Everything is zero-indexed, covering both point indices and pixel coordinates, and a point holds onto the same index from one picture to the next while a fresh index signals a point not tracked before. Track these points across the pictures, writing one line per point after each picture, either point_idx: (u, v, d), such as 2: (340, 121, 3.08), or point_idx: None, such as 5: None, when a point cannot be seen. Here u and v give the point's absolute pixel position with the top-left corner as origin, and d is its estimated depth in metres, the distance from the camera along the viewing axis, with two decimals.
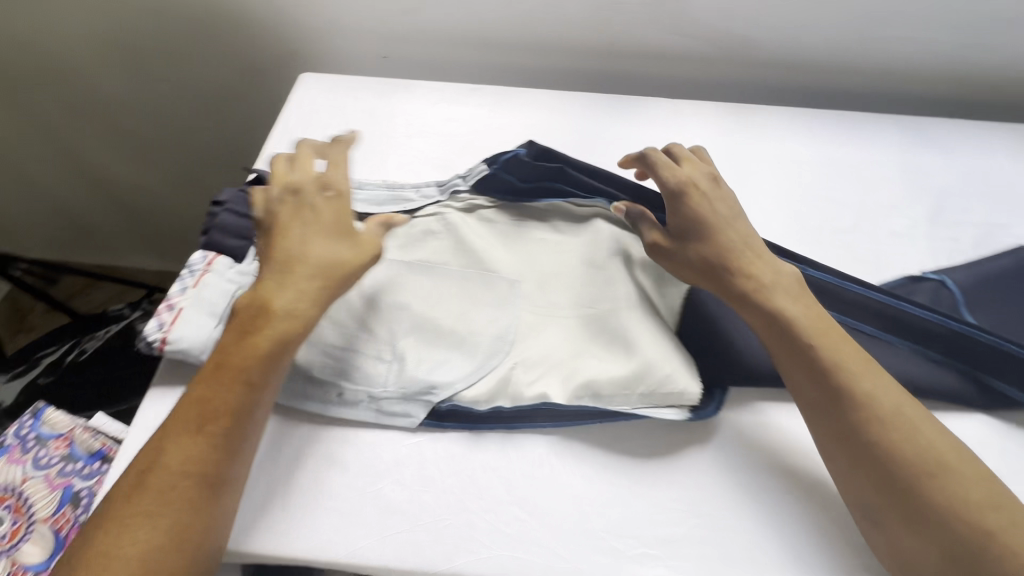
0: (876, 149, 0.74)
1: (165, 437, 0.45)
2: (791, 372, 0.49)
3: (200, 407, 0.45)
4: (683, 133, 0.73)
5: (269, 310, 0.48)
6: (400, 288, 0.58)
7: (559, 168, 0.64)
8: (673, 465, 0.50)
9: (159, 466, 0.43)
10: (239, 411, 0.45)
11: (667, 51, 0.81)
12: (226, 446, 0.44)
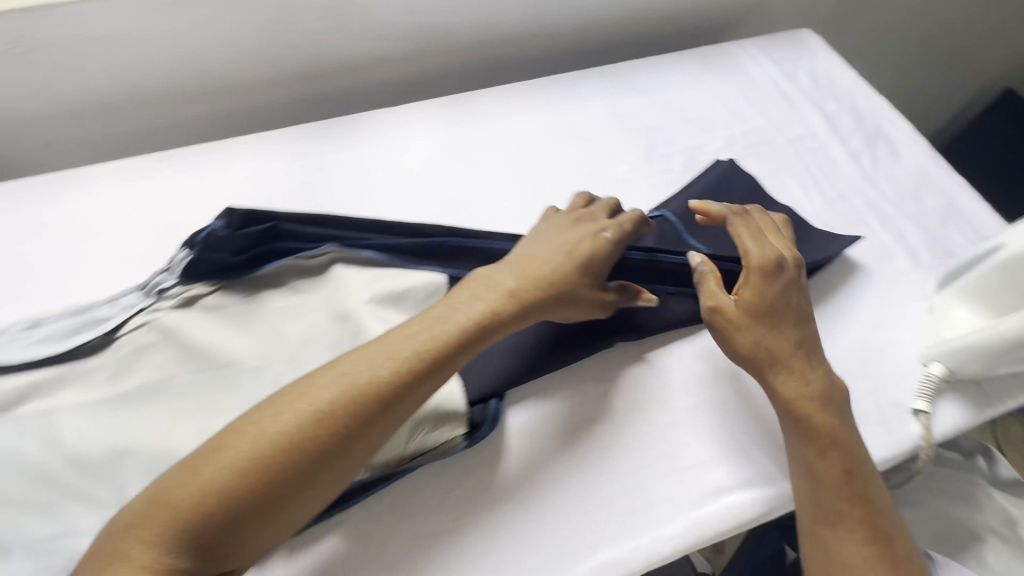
0: (586, 104, 0.78)
1: (343, 385, 0.42)
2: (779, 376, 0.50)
3: (368, 389, 0.42)
4: (405, 143, 0.71)
5: (503, 290, 0.49)
6: (117, 429, 0.49)
7: (274, 225, 0.58)
8: (466, 495, 0.49)
9: (300, 442, 0.40)
10: (409, 402, 0.44)
11: (370, 60, 0.78)
12: (330, 468, 0.41)
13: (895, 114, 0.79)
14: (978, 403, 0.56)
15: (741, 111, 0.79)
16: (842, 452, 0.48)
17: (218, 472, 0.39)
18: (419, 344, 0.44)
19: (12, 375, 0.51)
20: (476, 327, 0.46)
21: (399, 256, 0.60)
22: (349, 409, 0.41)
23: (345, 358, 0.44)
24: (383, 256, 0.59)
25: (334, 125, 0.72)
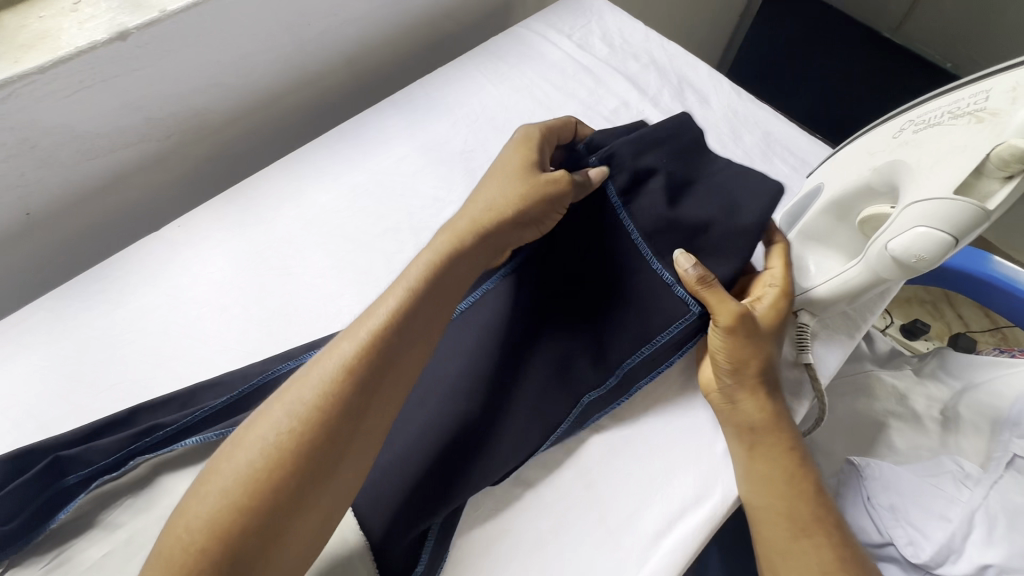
0: (386, 148, 0.68)
1: (319, 373, 0.38)
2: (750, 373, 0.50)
3: (344, 367, 0.39)
4: (187, 273, 0.59)
5: (425, 270, 0.44)
6: None
7: (60, 456, 0.45)
8: None
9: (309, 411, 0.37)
10: (373, 375, 0.39)
11: (106, 180, 0.62)
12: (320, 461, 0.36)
13: (690, 59, 0.79)
14: (843, 334, 0.58)
15: (550, 99, 0.74)
16: (794, 446, 0.49)
17: (198, 515, 0.34)
18: (366, 324, 0.41)
19: None
20: (417, 299, 0.42)
21: (236, 418, 0.49)
22: (325, 403, 0.37)
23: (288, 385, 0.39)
24: (217, 433, 0.47)
25: (90, 282, 0.58)
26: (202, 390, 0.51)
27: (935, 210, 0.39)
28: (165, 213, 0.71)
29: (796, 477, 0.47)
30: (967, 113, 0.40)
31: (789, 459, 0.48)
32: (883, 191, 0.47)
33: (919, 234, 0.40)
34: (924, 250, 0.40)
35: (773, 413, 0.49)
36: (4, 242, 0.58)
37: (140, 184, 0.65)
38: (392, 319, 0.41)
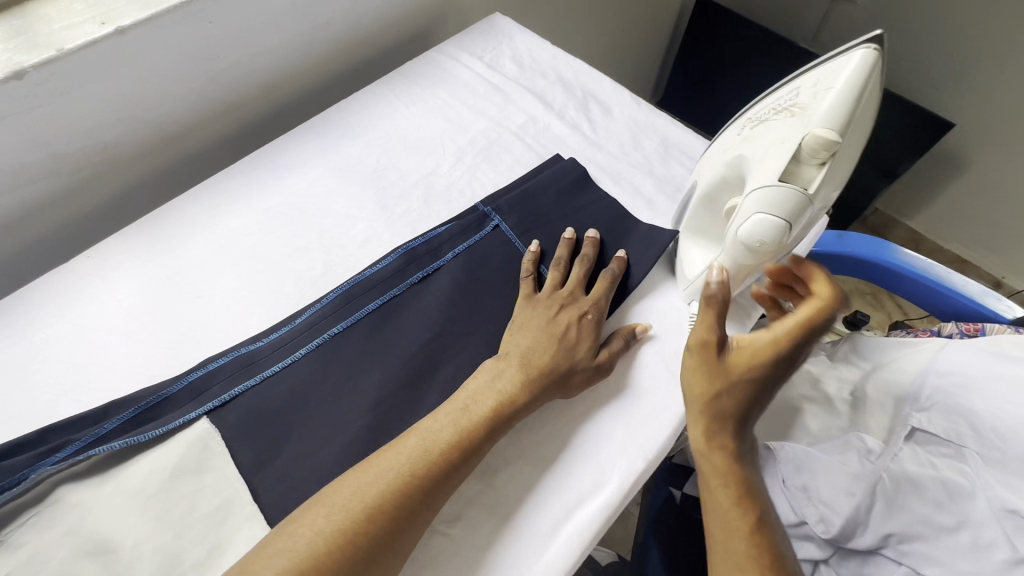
0: (298, 171, 0.70)
1: (397, 467, 0.46)
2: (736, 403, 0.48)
3: (420, 475, 0.46)
4: (94, 302, 0.59)
5: (479, 395, 0.52)
6: None
7: None
8: None
9: (381, 504, 0.44)
10: (436, 483, 0.46)
11: (10, 217, 0.62)
12: (382, 549, 0.43)
13: (594, 74, 0.83)
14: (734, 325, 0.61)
15: (460, 118, 0.77)
16: (744, 481, 0.48)
17: None
18: (443, 439, 0.48)
19: None
20: (477, 421, 0.50)
21: (142, 427, 0.51)
22: (394, 499, 0.44)
23: (341, 480, 0.45)
24: (126, 440, 0.50)
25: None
26: (109, 408, 0.52)
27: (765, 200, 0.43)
28: (78, 243, 0.71)
29: (739, 514, 0.47)
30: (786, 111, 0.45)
31: (737, 493, 0.47)
32: (739, 184, 0.51)
33: (757, 223, 0.44)
34: (767, 238, 0.44)
35: (730, 443, 0.49)
36: None
37: (50, 219, 0.66)
38: (459, 446, 0.48)
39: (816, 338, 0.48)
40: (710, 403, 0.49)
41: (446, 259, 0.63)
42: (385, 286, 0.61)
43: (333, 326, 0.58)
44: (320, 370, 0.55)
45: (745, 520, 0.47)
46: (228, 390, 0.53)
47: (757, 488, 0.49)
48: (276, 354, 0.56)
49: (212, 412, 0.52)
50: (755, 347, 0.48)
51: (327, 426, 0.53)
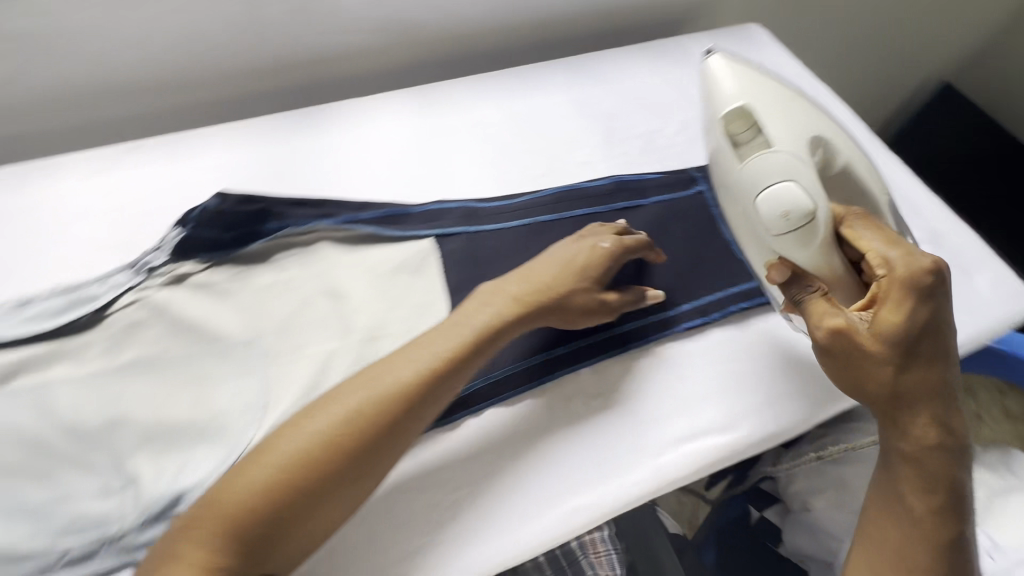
0: (547, 94, 0.81)
1: (437, 352, 0.48)
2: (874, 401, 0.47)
3: (449, 362, 0.48)
4: (374, 132, 0.72)
5: (400, 381, 0.46)
6: (123, 397, 0.51)
7: (266, 209, 0.61)
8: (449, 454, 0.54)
9: (402, 387, 0.46)
10: (459, 370, 0.48)
11: (337, 52, 0.78)
12: (395, 431, 0.45)
13: (833, 103, 0.85)
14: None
15: (694, 99, 0.84)
16: (941, 481, 0.46)
17: (303, 446, 0.42)
18: (477, 329, 0.50)
19: (7, 349, 0.52)
20: (405, 399, 0.45)
21: (388, 225, 0.64)
22: (420, 383, 0.46)
23: (377, 364, 0.47)
24: (377, 228, 0.63)
25: (297, 117, 0.72)
26: (369, 207, 0.65)
27: (748, 183, 0.53)
28: (364, 88, 0.84)
29: (913, 519, 0.46)
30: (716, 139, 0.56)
31: (921, 487, 0.46)
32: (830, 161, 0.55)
33: (767, 218, 0.52)
34: (793, 222, 0.50)
35: (919, 443, 0.46)
36: (261, 70, 0.76)
37: (358, 64, 0.80)
38: (427, 383, 0.46)
39: (931, 300, 0.45)
40: (856, 386, 0.47)
41: (651, 201, 0.70)
42: (595, 201, 0.69)
43: (542, 216, 0.67)
44: (523, 243, 0.65)
45: (925, 533, 0.46)
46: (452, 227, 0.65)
47: (955, 485, 0.46)
48: (494, 218, 0.66)
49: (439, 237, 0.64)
50: (878, 317, 0.45)
51: None
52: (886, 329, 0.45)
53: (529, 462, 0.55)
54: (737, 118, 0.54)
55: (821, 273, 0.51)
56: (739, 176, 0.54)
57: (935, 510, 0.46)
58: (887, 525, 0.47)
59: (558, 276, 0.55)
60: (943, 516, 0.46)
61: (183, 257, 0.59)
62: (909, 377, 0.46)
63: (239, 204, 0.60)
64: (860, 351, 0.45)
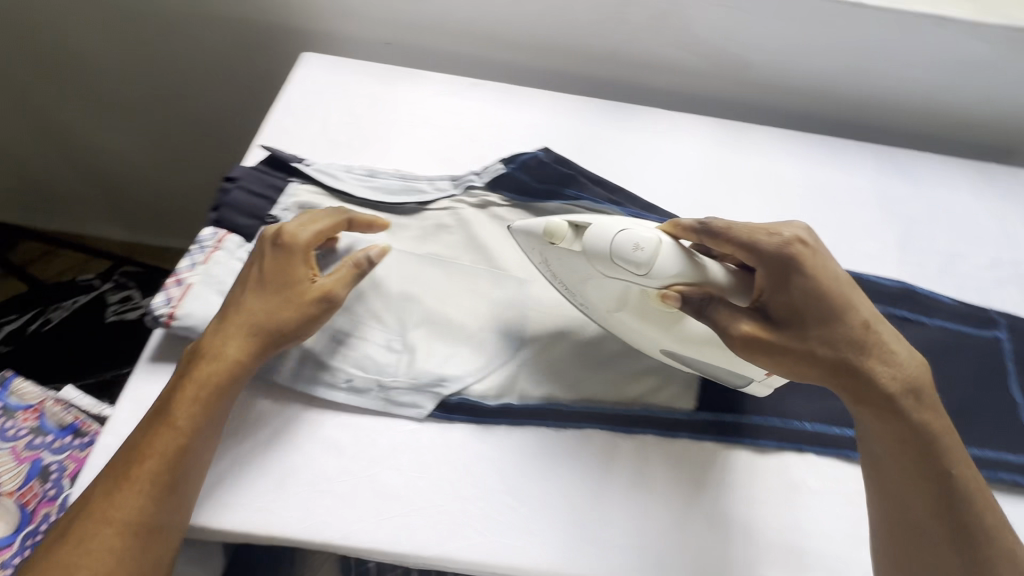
0: (852, 175, 0.77)
1: (254, 279, 0.51)
2: (874, 429, 0.48)
3: (241, 290, 0.51)
4: (675, 147, 0.77)
5: (225, 362, 0.48)
6: (420, 279, 0.60)
7: (573, 177, 0.67)
8: (661, 466, 0.53)
9: (236, 302, 0.50)
10: (272, 276, 0.51)
11: (663, 65, 0.84)
12: (234, 362, 0.49)
13: None
14: (763, 387, 0.54)
15: (1015, 238, 0.75)
16: (929, 458, 0.47)
17: (139, 467, 0.44)
18: (262, 263, 0.52)
19: (353, 203, 0.63)
20: (224, 394, 0.48)
21: None
22: (258, 275, 0.51)
23: (249, 268, 0.52)
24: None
25: (613, 108, 0.79)
26: (654, 208, 0.69)
27: (600, 291, 0.53)
28: (664, 103, 0.90)
29: (931, 516, 0.46)
30: (540, 254, 0.54)
31: (924, 476, 0.47)
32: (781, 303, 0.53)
33: (617, 275, 0.50)
34: (647, 269, 0.48)
35: (899, 409, 0.48)
36: (597, 58, 0.85)
37: (674, 80, 0.86)
38: (229, 348, 0.49)
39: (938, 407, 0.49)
40: (796, 361, 0.48)
41: (936, 323, 0.64)
42: (875, 298, 0.65)
43: None
44: None
45: (946, 528, 0.46)
46: None
47: (936, 448, 0.47)
48: None
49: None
50: (794, 294, 0.48)
51: None
52: (817, 300, 0.48)
53: (744, 523, 0.51)
54: (559, 233, 0.50)
55: (722, 283, 0.50)
56: (571, 260, 0.52)
57: (948, 499, 0.46)
58: (920, 535, 0.46)
59: (299, 268, 0.52)
60: (949, 498, 0.46)
61: (492, 190, 0.66)
62: (818, 329, 0.48)
63: (556, 163, 0.67)
64: (820, 326, 0.48)
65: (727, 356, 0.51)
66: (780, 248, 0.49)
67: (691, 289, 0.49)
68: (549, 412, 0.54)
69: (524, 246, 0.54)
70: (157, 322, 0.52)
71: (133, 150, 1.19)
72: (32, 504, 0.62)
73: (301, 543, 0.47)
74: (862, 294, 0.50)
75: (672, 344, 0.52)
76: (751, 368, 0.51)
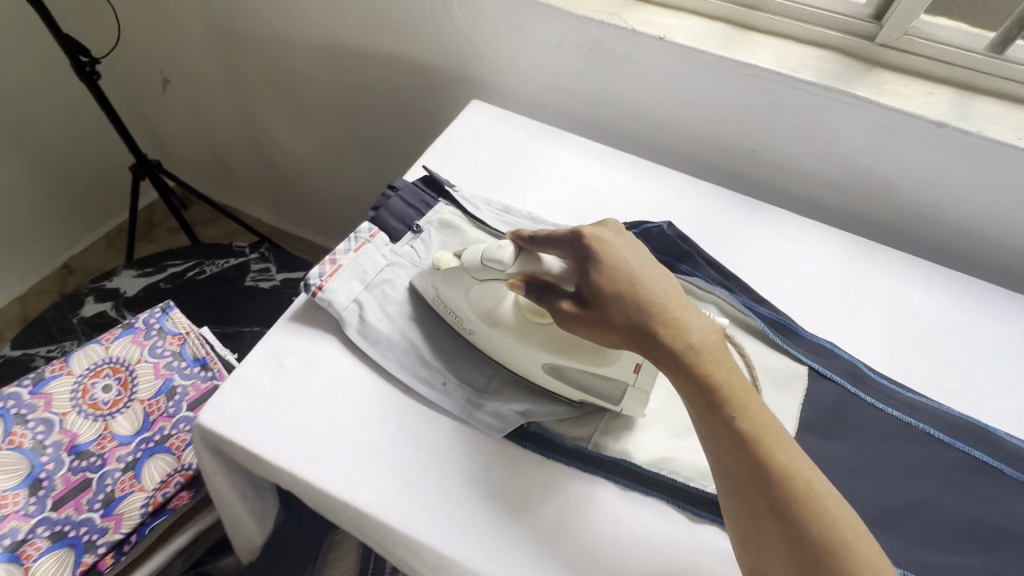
0: (992, 320, 0.72)
1: None
2: (705, 430, 0.45)
3: None
4: (797, 248, 0.77)
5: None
6: None
7: (690, 254, 0.70)
8: (724, 560, 0.51)
9: None
10: None
11: (798, 169, 0.87)
12: None
13: None
14: (636, 400, 0.54)
15: None
16: (726, 407, 0.45)
17: None
18: None
19: (485, 231, 0.70)
20: None
21: (772, 328, 0.66)
22: None
23: None
24: (767, 328, 0.66)
25: (739, 200, 0.82)
26: (764, 302, 0.69)
27: (486, 298, 0.59)
28: (791, 206, 0.92)
29: (736, 459, 0.44)
30: (433, 287, 0.61)
31: (721, 424, 0.44)
32: (564, 344, 0.55)
33: (492, 278, 0.57)
34: (510, 265, 0.55)
35: (714, 396, 0.45)
36: (733, 151, 0.89)
37: (806, 186, 0.88)
38: None
39: (713, 405, 0.45)
40: (604, 330, 0.49)
41: None
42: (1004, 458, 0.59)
43: (933, 427, 0.60)
44: (897, 437, 0.59)
45: (750, 464, 0.43)
46: (830, 372, 0.63)
47: (730, 396, 0.45)
48: (879, 396, 0.62)
49: (814, 373, 0.63)
50: (603, 274, 0.50)
51: (869, 473, 0.57)
52: (615, 279, 0.50)
53: None
54: (443, 261, 0.59)
55: (558, 273, 0.53)
56: (454, 274, 0.59)
57: (745, 442, 0.43)
58: (732, 480, 0.44)
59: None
60: (752, 447, 0.43)
61: None
62: (614, 299, 0.49)
63: (679, 237, 0.70)
64: (620, 298, 0.49)
65: (587, 353, 0.54)
66: (575, 239, 0.53)
67: (531, 278, 0.54)
68: (622, 469, 0.54)
69: (422, 286, 0.62)
70: (305, 292, 0.61)
71: (305, 150, 1.39)
72: (154, 415, 0.72)
73: (366, 517, 0.50)
74: (663, 274, 0.51)
75: (550, 356, 0.56)
76: (620, 368, 0.53)
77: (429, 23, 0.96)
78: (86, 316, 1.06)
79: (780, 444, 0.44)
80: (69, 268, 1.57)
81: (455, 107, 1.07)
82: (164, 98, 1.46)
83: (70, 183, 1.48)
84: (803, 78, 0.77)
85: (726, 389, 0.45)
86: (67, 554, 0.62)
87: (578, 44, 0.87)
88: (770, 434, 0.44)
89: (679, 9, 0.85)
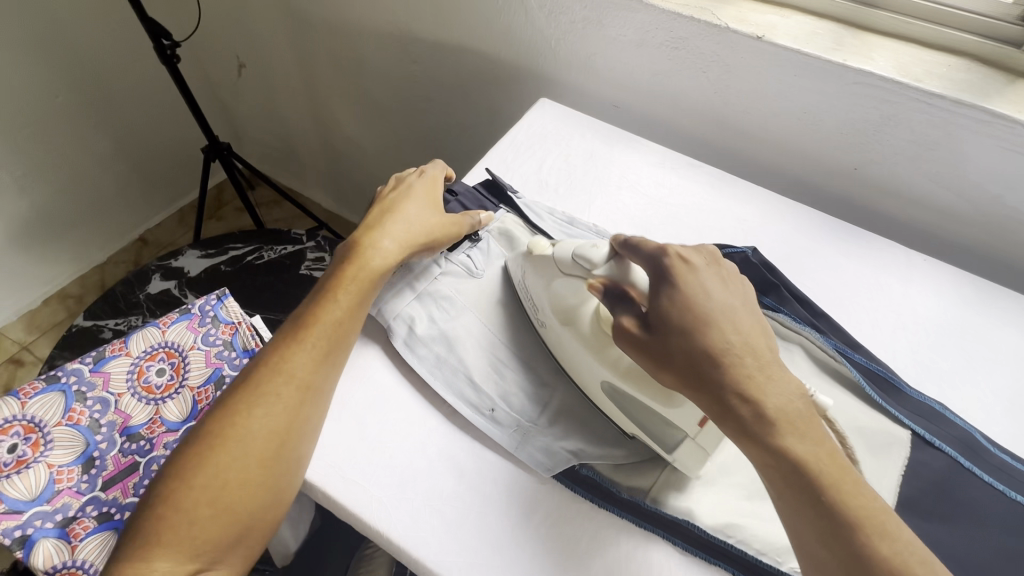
0: None
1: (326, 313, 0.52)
2: (785, 508, 0.40)
3: (324, 312, 0.52)
4: (903, 285, 0.67)
5: (331, 343, 0.51)
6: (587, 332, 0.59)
7: (773, 286, 0.62)
8: None
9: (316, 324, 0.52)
10: (343, 304, 0.53)
11: (909, 192, 0.76)
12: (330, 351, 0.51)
13: None
14: (692, 457, 0.48)
15: None
16: (812, 486, 0.38)
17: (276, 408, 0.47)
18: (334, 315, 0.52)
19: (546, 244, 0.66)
20: (304, 372, 0.49)
21: (869, 380, 0.58)
22: (330, 314, 0.52)
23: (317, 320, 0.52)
24: (863, 379, 0.57)
25: (835, 225, 0.72)
26: (860, 347, 0.60)
27: (568, 294, 0.55)
28: (892, 232, 0.81)
29: (824, 545, 0.38)
30: (522, 271, 0.59)
31: (803, 499, 0.39)
32: (625, 375, 0.50)
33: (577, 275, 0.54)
34: (600, 267, 0.51)
35: (798, 471, 0.39)
36: (831, 169, 0.79)
37: (915, 213, 0.77)
38: (324, 331, 0.51)
39: (793, 480, 0.39)
40: (660, 365, 0.44)
41: None
42: None
43: None
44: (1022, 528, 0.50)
45: (842, 553, 0.37)
46: (940, 441, 0.54)
47: (819, 474, 0.39)
48: (1002, 476, 0.52)
49: (919, 439, 0.54)
50: (673, 305, 0.44)
51: (983, 569, 0.48)
52: (686, 316, 0.44)
53: None
54: (539, 248, 0.57)
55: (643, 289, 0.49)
56: (542, 263, 0.56)
57: (837, 528, 0.37)
58: (815, 564, 0.38)
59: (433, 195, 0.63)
60: (848, 531, 0.37)
61: None
62: (679, 334, 0.43)
63: (764, 268, 0.63)
64: (686, 337, 0.43)
65: (653, 390, 0.48)
66: (655, 257, 0.47)
67: (614, 284, 0.50)
68: (685, 532, 0.48)
69: (513, 267, 0.61)
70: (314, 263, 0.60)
71: (368, 139, 1.38)
72: (202, 404, 0.72)
73: (397, 550, 0.47)
74: (747, 320, 0.45)
75: (612, 380, 0.51)
76: (681, 418, 0.47)
77: (502, 15, 0.91)
78: (151, 293, 1.10)
79: (882, 532, 0.37)
80: (143, 240, 1.66)
81: (521, 104, 1.02)
82: (239, 81, 1.49)
83: (149, 159, 1.55)
84: (929, 89, 0.66)
85: (809, 462, 0.39)
86: (110, 537, 0.63)
87: (662, 41, 0.79)
88: (871, 522, 0.37)
89: (782, 5, 0.76)
